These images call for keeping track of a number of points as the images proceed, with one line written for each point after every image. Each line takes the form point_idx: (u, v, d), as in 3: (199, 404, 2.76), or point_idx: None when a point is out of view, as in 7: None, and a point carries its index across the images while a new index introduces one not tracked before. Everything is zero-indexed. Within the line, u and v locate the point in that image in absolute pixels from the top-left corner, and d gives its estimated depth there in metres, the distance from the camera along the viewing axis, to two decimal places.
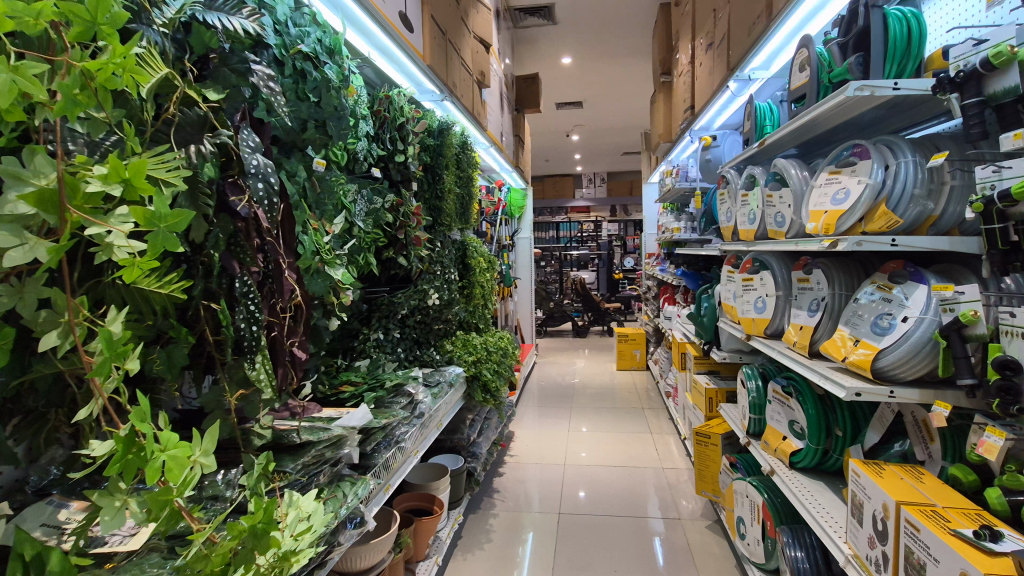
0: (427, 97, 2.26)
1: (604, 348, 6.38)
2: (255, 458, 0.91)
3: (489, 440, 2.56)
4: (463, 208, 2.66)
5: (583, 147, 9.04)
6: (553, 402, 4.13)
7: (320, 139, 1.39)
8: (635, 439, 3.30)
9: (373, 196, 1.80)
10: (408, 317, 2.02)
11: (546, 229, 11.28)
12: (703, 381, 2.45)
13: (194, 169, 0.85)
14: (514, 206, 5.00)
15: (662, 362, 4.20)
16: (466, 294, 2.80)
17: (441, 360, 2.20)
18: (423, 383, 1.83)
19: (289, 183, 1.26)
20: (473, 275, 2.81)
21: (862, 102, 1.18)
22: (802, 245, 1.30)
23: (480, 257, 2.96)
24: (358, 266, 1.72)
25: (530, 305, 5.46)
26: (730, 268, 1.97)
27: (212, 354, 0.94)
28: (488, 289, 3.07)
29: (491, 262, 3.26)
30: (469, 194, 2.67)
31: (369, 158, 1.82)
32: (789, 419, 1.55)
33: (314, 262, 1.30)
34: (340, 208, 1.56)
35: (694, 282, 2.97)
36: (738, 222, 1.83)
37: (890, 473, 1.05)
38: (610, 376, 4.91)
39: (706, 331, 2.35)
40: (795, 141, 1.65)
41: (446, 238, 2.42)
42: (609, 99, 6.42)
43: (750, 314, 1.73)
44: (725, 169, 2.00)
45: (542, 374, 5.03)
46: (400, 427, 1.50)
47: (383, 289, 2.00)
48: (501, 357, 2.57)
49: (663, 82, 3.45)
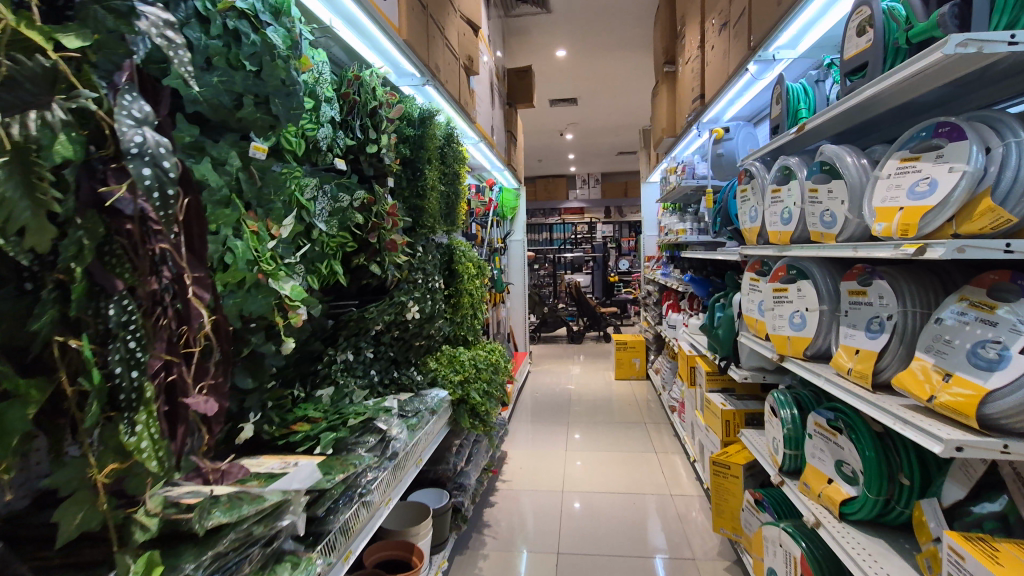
0: (405, 81, 1.99)
1: (600, 355, 6.11)
2: (132, 563, 0.64)
3: (478, 467, 2.29)
4: (449, 209, 2.38)
5: (577, 146, 8.79)
6: (548, 416, 3.86)
7: (262, 120, 1.12)
8: (638, 458, 3.02)
9: (341, 193, 1.52)
10: (383, 334, 1.74)
11: (539, 231, 11.01)
12: (718, 402, 2.19)
13: (22, 143, 0.57)
14: (507, 207, 4.74)
15: (665, 373, 3.94)
16: (453, 304, 2.52)
17: (423, 382, 1.91)
18: (399, 414, 1.55)
19: (215, 173, 0.99)
20: (460, 282, 2.53)
21: (951, 68, 0.92)
22: (866, 251, 1.04)
23: (469, 263, 2.68)
24: (319, 276, 1.45)
25: (523, 311, 5.20)
26: (755, 276, 1.71)
27: (72, 413, 0.66)
28: (478, 298, 2.80)
29: (481, 268, 2.99)
30: (455, 193, 2.39)
31: (333, 148, 1.54)
32: (835, 458, 1.29)
33: (250, 275, 1.02)
34: (293, 208, 1.29)
35: (703, 288, 2.72)
36: (767, 222, 1.57)
37: (1005, 555, 0.79)
38: (607, 387, 4.63)
39: (721, 345, 2.09)
40: (838, 127, 1.40)
41: (429, 241, 2.14)
42: (604, 96, 6.17)
43: (783, 330, 1.47)
44: (748, 162, 1.75)
45: (536, 385, 4.76)
46: (365, 476, 1.23)
47: (354, 301, 1.71)
48: (491, 375, 2.30)
49: (667, 72, 3.20)
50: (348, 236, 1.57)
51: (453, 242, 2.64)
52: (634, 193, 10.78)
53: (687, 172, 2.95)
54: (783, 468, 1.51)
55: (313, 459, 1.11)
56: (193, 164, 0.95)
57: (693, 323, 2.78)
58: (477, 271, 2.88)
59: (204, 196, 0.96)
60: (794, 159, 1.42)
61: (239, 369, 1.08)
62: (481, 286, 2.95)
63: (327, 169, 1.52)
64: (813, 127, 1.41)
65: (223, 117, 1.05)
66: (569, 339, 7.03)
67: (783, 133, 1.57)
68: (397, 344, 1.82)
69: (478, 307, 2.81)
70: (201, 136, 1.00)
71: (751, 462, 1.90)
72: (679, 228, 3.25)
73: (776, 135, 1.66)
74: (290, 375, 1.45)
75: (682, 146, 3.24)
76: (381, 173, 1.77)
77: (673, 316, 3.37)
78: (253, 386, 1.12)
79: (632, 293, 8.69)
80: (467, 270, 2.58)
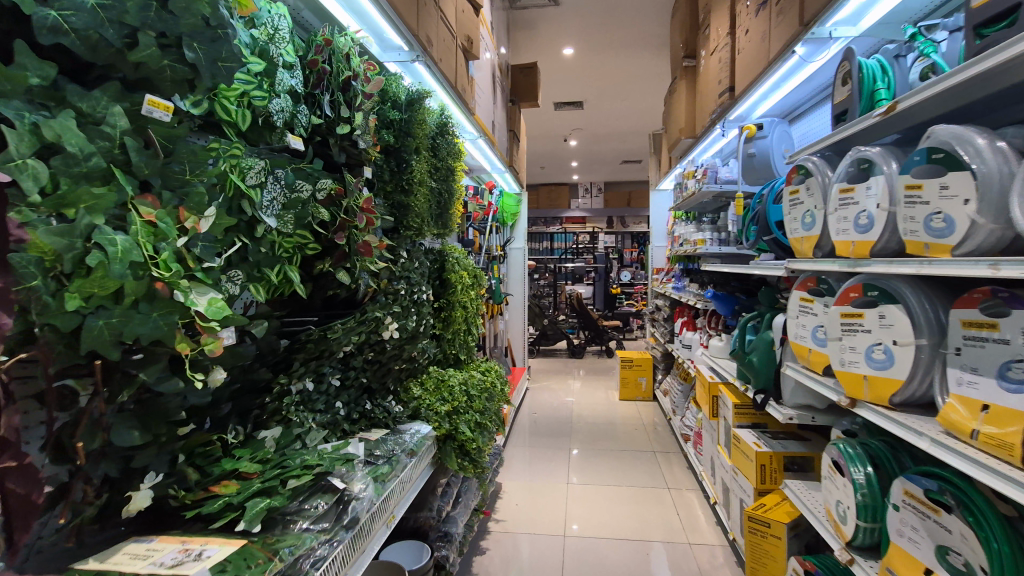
0: (392, 56, 1.68)
1: (602, 371, 5.77)
2: None
3: (467, 511, 1.95)
4: (442, 209, 2.06)
5: (581, 153, 8.52)
6: (547, 441, 3.53)
7: (173, 70, 0.82)
8: (649, 495, 2.69)
9: (299, 181, 1.20)
10: (352, 357, 1.42)
11: (540, 239, 10.71)
12: (750, 441, 1.87)
13: None
14: (507, 213, 4.44)
15: (676, 396, 3.61)
16: (442, 318, 2.20)
17: (404, 413, 1.59)
18: (365, 462, 1.22)
19: (82, 134, 0.68)
20: (452, 293, 2.21)
21: None
22: (1018, 268, 0.72)
23: (463, 272, 2.36)
24: (265, 284, 1.13)
25: (523, 324, 4.88)
26: (812, 297, 1.40)
27: None
28: (473, 311, 2.48)
29: (480, 278, 2.68)
30: (450, 191, 2.08)
31: (292, 126, 1.23)
32: (935, 542, 0.97)
33: (132, 286, 0.71)
34: (225, 195, 0.98)
35: (727, 307, 2.42)
36: (832, 229, 1.27)
37: None
38: (611, 408, 4.30)
39: (757, 376, 1.77)
40: (936, 108, 1.09)
41: (416, 246, 1.83)
42: (612, 99, 5.89)
43: (857, 367, 1.16)
44: (803, 157, 1.45)
45: (535, 404, 4.42)
46: (307, 562, 0.90)
47: (318, 316, 1.39)
48: (486, 402, 1.97)
49: (687, 66, 2.91)
50: (308, 234, 1.26)
51: (444, 247, 2.32)
52: (638, 203, 10.50)
53: (709, 176, 2.65)
54: (851, 542, 1.19)
55: (227, 547, 0.79)
56: (42, 118, 0.64)
57: (714, 345, 2.47)
58: (472, 281, 2.56)
59: (56, 164, 0.65)
60: (875, 150, 1.12)
61: (125, 417, 0.76)
62: (477, 298, 2.64)
63: (283, 151, 1.21)
64: (902, 109, 1.11)
65: (108, 59, 0.75)
66: (570, 353, 6.69)
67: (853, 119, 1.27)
68: (373, 369, 1.50)
69: (472, 322, 2.49)
70: (65, 81, 0.70)
71: (796, 519, 1.58)
72: (695, 238, 2.94)
73: (842, 123, 1.36)
74: (226, 411, 1.13)
75: (702, 148, 2.94)
76: (356, 161, 1.47)
77: (688, 334, 3.06)
78: (147, 440, 0.80)
79: (636, 306, 8.37)
80: (460, 279, 2.26)
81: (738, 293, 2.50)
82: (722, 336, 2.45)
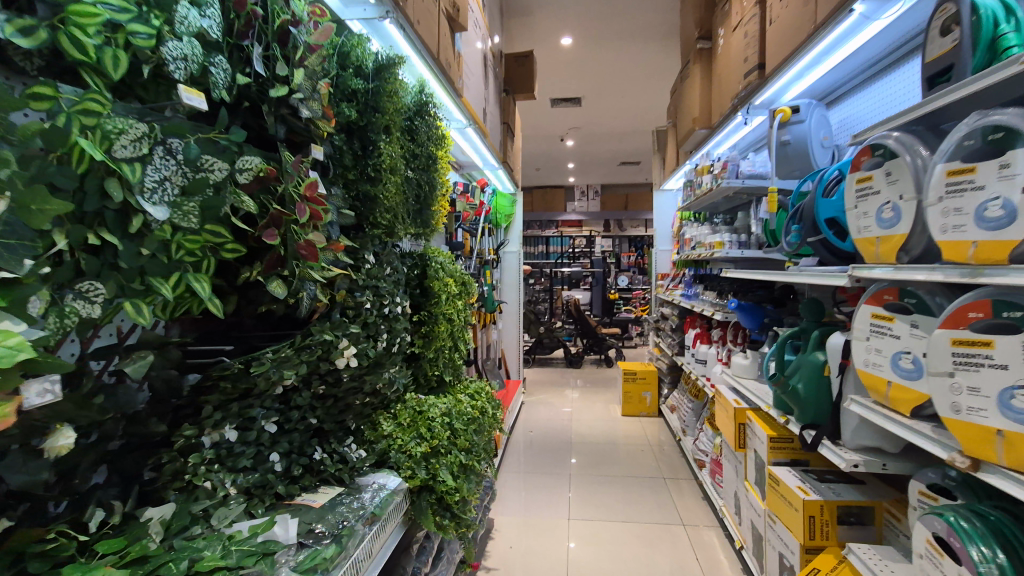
0: (356, 12, 1.35)
1: (602, 382, 5.44)
2: None
3: (450, 569, 1.61)
4: (421, 204, 1.72)
5: (577, 154, 8.23)
6: (545, 466, 3.19)
7: None
8: (662, 533, 2.36)
9: (208, 157, 0.87)
10: (295, 392, 1.08)
11: (535, 243, 10.40)
12: (792, 485, 1.54)
13: None
14: (501, 213, 4.11)
15: (686, 415, 3.28)
16: (422, 334, 1.86)
17: (368, 460, 1.25)
18: (294, 553, 0.88)
19: None
20: (434, 304, 1.88)
21: None
22: None
23: (449, 278, 2.02)
24: (139, 297, 0.81)
25: (517, 333, 4.55)
26: (898, 316, 1.08)
27: None
28: (460, 325, 2.14)
29: (470, 285, 2.34)
30: (431, 183, 1.73)
31: (202, 85, 0.90)
32: None
33: None
34: (58, 165, 0.67)
35: (754, 320, 2.10)
36: (933, 224, 0.94)
37: None
38: (613, 425, 3.97)
39: (806, 408, 1.47)
40: None
41: (388, 248, 1.49)
42: (611, 93, 5.59)
43: (986, 419, 0.82)
44: (878, 133, 1.12)
45: (531, 420, 4.08)
46: None
47: (248, 340, 1.06)
48: (473, 437, 1.64)
49: (701, 49, 2.60)
50: (226, 230, 0.93)
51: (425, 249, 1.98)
52: (636, 206, 10.20)
53: (730, 169, 2.32)
54: None
55: None
56: None
57: (738, 363, 2.15)
58: (460, 289, 2.21)
59: None
60: (1011, 112, 0.79)
61: None
62: (466, 309, 2.29)
63: (188, 116, 0.88)
64: None
65: None
66: (567, 363, 6.35)
67: (962, 78, 0.94)
68: (324, 405, 1.17)
69: (459, 337, 2.14)
70: None
71: None
72: (711, 241, 2.62)
73: (942, 85, 1.03)
74: (96, 481, 0.80)
75: (719, 139, 2.62)
76: (303, 138, 1.14)
77: (702, 348, 2.73)
78: None
79: (635, 312, 8.04)
80: (443, 286, 1.91)
81: (764, 303, 2.18)
82: (747, 353, 2.13)
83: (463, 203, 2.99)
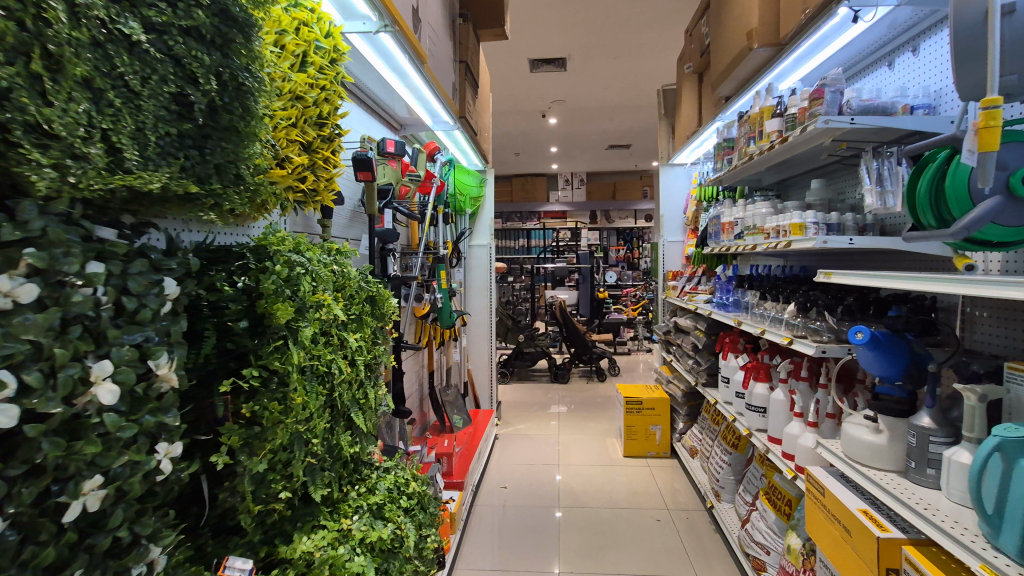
0: None
1: (592, 402, 4.50)
2: None
3: None
4: (214, 124, 0.72)
5: (560, 135, 7.26)
6: (525, 551, 2.21)
7: None
8: None
9: None
10: None
11: (515, 237, 9.40)
12: None
13: None
14: (463, 195, 3.13)
15: (717, 470, 2.35)
16: (242, 416, 0.86)
17: None
18: None
19: None
20: (277, 354, 0.89)
21: None
22: None
23: (321, 293, 1.02)
24: None
25: (488, 348, 3.55)
26: None
27: None
28: (357, 379, 1.15)
29: (391, 300, 1.35)
30: (231, 75, 0.73)
31: None
32: None
33: None
34: None
35: (893, 370, 1.15)
36: None
37: None
38: (612, 469, 3.03)
39: None
40: None
41: (18, 231, 0.51)
42: (602, 53, 4.65)
43: None
44: None
45: (503, 464, 3.11)
46: None
47: None
48: None
49: None
50: None
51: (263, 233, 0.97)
52: (624, 195, 9.30)
53: (827, 98, 1.36)
54: None
55: None
56: None
57: (859, 439, 1.21)
58: (361, 310, 1.21)
59: None
60: None
61: None
62: (380, 346, 1.29)
63: None
64: None
65: None
66: (551, 376, 5.38)
67: None
68: None
69: (356, 402, 1.14)
70: None
71: None
72: (776, 224, 1.67)
73: None
74: None
75: (791, 62, 1.65)
76: None
77: (760, 390, 1.78)
78: None
79: (627, 313, 7.12)
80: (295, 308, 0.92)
81: (902, 331, 1.24)
82: (877, 423, 1.19)
83: (396, 172, 1.99)
